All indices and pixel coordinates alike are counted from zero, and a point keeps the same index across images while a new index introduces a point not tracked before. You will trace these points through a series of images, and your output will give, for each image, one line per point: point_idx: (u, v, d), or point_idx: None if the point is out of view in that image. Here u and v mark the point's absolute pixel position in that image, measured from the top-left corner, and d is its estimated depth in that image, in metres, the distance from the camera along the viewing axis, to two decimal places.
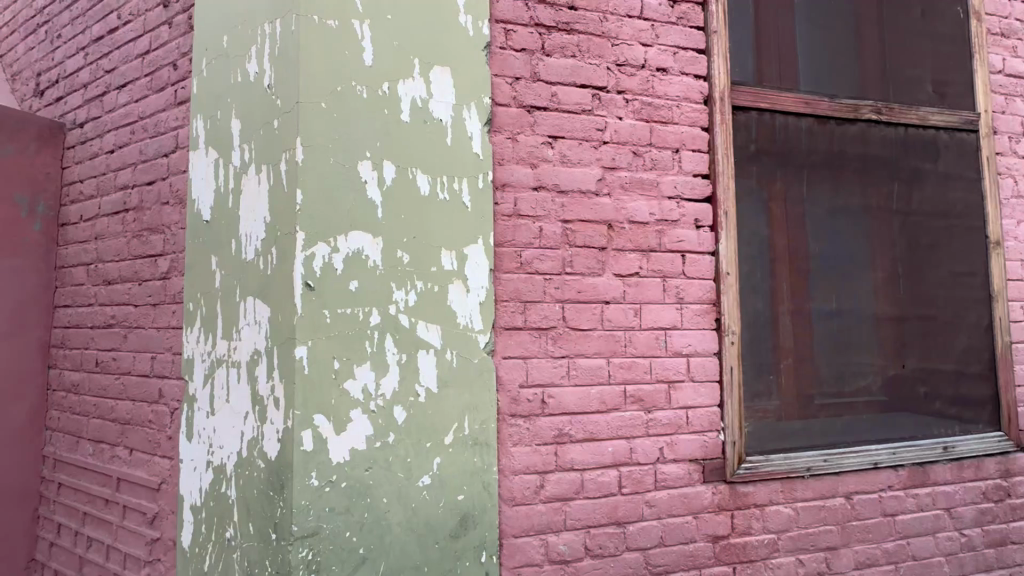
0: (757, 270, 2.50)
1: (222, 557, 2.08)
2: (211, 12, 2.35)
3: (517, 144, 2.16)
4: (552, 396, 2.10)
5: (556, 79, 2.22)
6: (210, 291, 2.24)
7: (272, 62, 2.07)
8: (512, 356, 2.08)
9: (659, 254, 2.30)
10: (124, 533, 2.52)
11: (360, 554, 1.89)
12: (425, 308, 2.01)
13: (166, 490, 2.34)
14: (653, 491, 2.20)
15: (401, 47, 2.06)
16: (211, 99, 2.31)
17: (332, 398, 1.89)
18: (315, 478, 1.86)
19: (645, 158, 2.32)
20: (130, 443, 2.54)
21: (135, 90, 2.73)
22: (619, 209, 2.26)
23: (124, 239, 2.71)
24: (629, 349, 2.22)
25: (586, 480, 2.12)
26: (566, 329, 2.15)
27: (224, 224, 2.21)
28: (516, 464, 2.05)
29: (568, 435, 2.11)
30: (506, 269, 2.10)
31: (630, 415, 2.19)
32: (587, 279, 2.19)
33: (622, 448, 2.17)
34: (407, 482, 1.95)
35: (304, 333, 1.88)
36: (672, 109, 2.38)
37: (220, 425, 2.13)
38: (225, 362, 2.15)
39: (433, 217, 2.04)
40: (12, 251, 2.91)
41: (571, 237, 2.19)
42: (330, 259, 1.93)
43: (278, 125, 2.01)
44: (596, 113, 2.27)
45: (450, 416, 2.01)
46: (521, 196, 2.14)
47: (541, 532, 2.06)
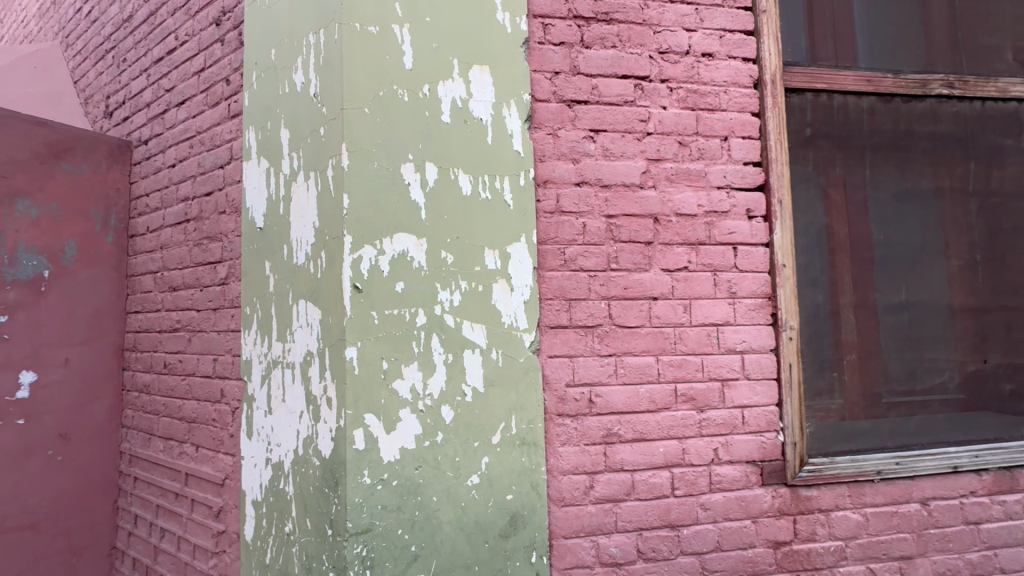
0: (816, 262, 2.36)
1: (282, 551, 2.16)
2: (261, 26, 2.45)
3: (558, 140, 2.13)
4: (599, 395, 2.06)
5: (596, 71, 2.17)
6: (265, 294, 2.33)
7: (318, 71, 2.13)
8: (558, 355, 2.05)
9: (709, 247, 2.21)
10: (192, 525, 2.67)
11: (412, 551, 1.92)
12: (470, 307, 2.02)
13: (230, 485, 2.46)
14: (708, 494, 2.12)
15: (440, 48, 2.07)
16: (262, 110, 2.40)
17: (381, 398, 1.93)
18: (367, 476, 1.90)
19: (692, 148, 2.23)
20: (196, 440, 2.69)
21: (193, 106, 2.89)
22: (666, 202, 2.19)
23: (186, 248, 2.87)
24: (679, 346, 2.14)
25: (637, 480, 2.06)
26: (613, 327, 2.10)
27: (277, 229, 2.29)
28: (565, 464, 2.03)
29: (618, 434, 2.06)
30: (550, 267, 2.07)
31: (682, 414, 2.12)
32: (633, 275, 2.13)
33: (674, 448, 2.10)
34: (456, 481, 1.97)
35: (354, 334, 1.92)
36: (720, 95, 2.28)
37: (278, 423, 2.22)
38: (281, 362, 2.23)
39: (475, 217, 2.04)
40: (90, 262, 3.14)
41: (615, 232, 2.14)
42: (376, 261, 1.96)
43: (324, 132, 2.07)
44: (639, 104, 2.21)
45: (497, 416, 2.01)
46: (564, 192, 2.11)
47: (592, 533, 2.02)
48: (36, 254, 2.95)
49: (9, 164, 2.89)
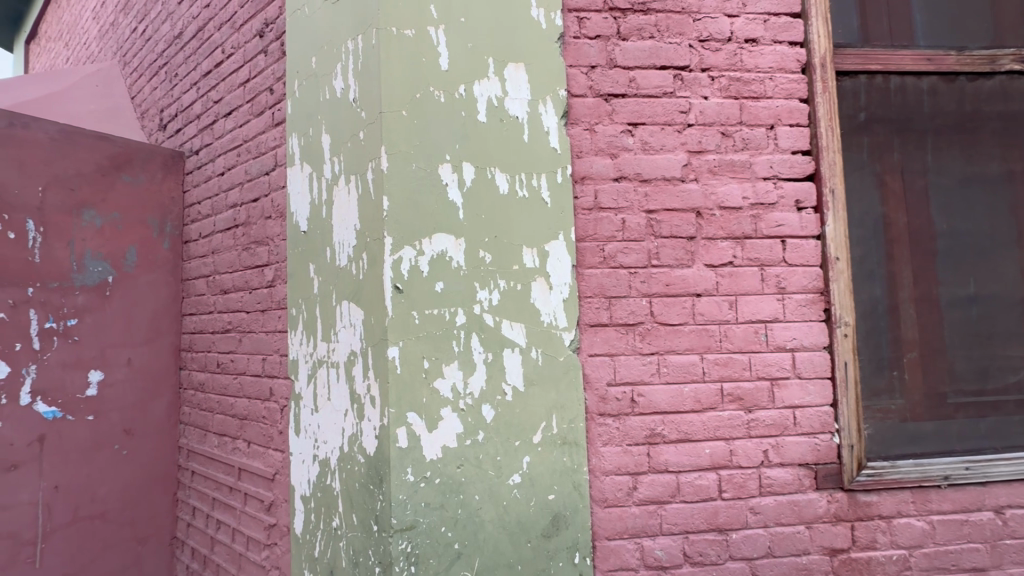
0: (872, 254, 2.23)
1: (331, 545, 2.22)
2: (301, 36, 2.52)
3: (596, 135, 2.09)
4: (642, 394, 2.02)
5: (633, 63, 2.13)
6: (310, 296, 2.40)
7: (356, 77, 2.17)
8: (598, 353, 2.02)
9: (755, 241, 2.12)
10: (246, 518, 2.78)
11: (456, 549, 1.93)
12: (508, 306, 2.01)
13: (280, 480, 2.55)
14: (758, 497, 2.04)
15: (475, 48, 2.07)
16: (304, 117, 2.47)
17: (423, 396, 1.95)
18: (410, 473, 1.92)
19: (735, 138, 2.15)
20: (248, 436, 2.81)
21: (240, 116, 3.00)
22: (709, 195, 2.12)
23: (235, 252, 2.99)
24: (724, 344, 2.07)
25: (682, 482, 2.01)
26: (655, 324, 2.05)
27: (321, 232, 2.35)
28: (607, 464, 1.99)
29: (661, 435, 2.01)
30: (589, 264, 2.04)
31: (729, 415, 2.05)
32: (675, 271, 2.08)
33: (721, 449, 2.03)
34: (498, 480, 1.97)
35: (395, 334, 1.95)
36: (765, 82, 2.18)
37: (324, 421, 2.28)
38: (326, 362, 2.29)
39: (513, 215, 2.04)
40: (148, 267, 3.32)
41: (656, 228, 2.09)
42: (416, 261, 1.98)
43: (364, 136, 2.11)
44: (679, 95, 2.14)
45: (538, 415, 2.00)
46: (602, 188, 2.07)
47: (636, 535, 1.98)
48: (101, 261, 3.15)
49: (75, 177, 3.09)
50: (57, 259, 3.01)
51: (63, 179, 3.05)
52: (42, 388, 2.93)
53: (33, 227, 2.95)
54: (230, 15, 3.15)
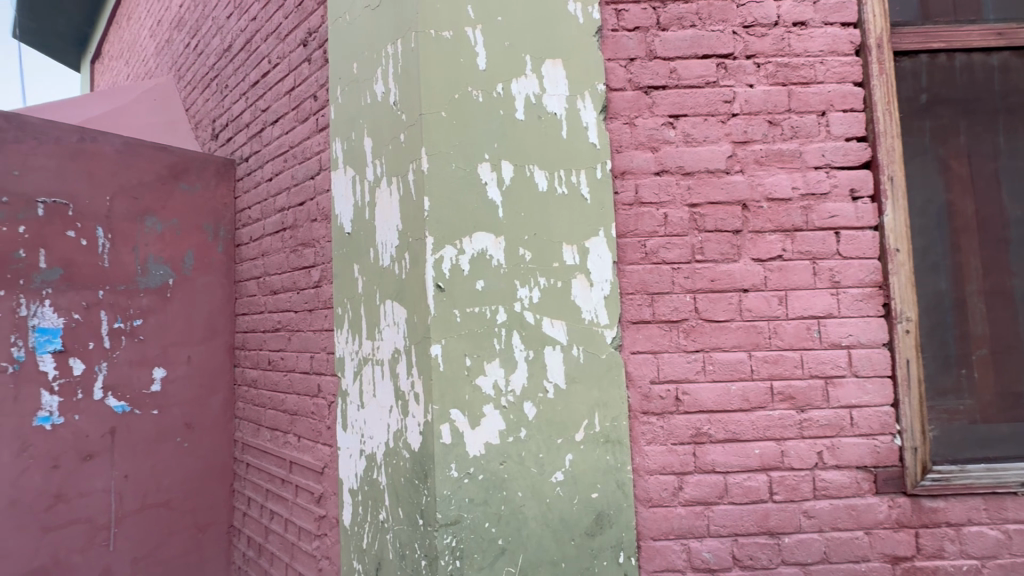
0: (935, 245, 2.10)
1: (378, 537, 2.28)
2: (343, 43, 2.59)
3: (636, 129, 2.06)
4: (687, 392, 1.98)
5: (674, 53, 2.08)
6: (355, 295, 2.48)
7: (397, 80, 2.21)
8: (641, 351, 1.99)
9: (806, 233, 2.03)
10: (297, 508, 2.90)
11: (499, 545, 1.95)
12: (549, 304, 2.01)
13: (329, 473, 2.64)
14: (813, 501, 1.96)
15: (513, 46, 2.07)
16: (347, 122, 2.55)
17: (465, 393, 1.97)
18: (454, 469, 1.95)
19: (783, 126, 2.07)
20: (298, 431, 2.92)
21: (286, 123, 3.13)
22: (755, 187, 2.04)
23: (284, 254, 3.11)
24: (774, 341, 1.99)
25: (730, 483, 1.95)
26: (700, 321, 2.00)
27: (364, 233, 2.42)
28: (651, 463, 1.96)
29: (708, 434, 1.96)
30: (630, 261, 2.02)
31: (780, 414, 1.97)
32: (721, 266, 2.02)
33: (772, 450, 1.96)
34: (541, 477, 1.97)
35: (438, 332, 1.98)
36: (815, 67, 2.08)
37: (370, 417, 2.34)
38: (371, 360, 2.35)
39: (552, 213, 2.03)
40: (205, 269, 3.52)
41: (700, 222, 2.03)
42: (457, 260, 2.01)
43: (404, 138, 2.15)
44: (723, 84, 2.08)
45: (580, 413, 1.99)
46: (643, 182, 2.04)
47: (683, 536, 1.94)
48: (162, 265, 3.34)
49: (138, 186, 3.29)
50: (124, 263, 3.21)
51: (127, 189, 3.25)
52: (112, 384, 3.13)
53: (102, 233, 3.14)
54: (275, 26, 3.28)
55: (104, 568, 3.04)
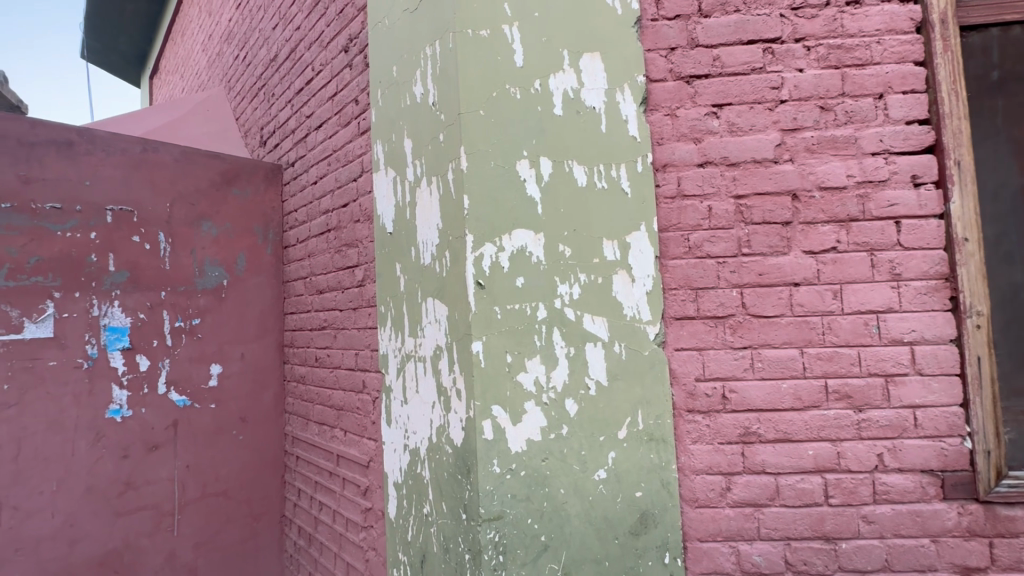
0: (1009, 233, 1.95)
1: (422, 530, 2.33)
2: (383, 47, 2.64)
3: (677, 120, 2.01)
4: (734, 390, 1.92)
5: (717, 40, 2.02)
6: (397, 294, 2.54)
7: (435, 81, 2.24)
8: (685, 347, 1.95)
9: (863, 223, 1.92)
10: (344, 500, 3.00)
11: (542, 542, 1.95)
12: (590, 300, 1.99)
13: (375, 467, 2.72)
14: (872, 505, 1.86)
15: (550, 41, 2.06)
16: (387, 124, 2.60)
17: (507, 390, 1.98)
18: (497, 465, 1.96)
19: (836, 111, 1.97)
20: (344, 425, 3.02)
21: (329, 128, 3.23)
22: (806, 175, 1.95)
23: (329, 255, 3.22)
24: (828, 337, 1.90)
25: (782, 485, 1.88)
26: (747, 317, 1.93)
27: (405, 233, 2.46)
28: (697, 463, 1.92)
29: (757, 433, 1.90)
30: (673, 255, 1.98)
31: (836, 414, 1.88)
32: (769, 260, 1.94)
33: (827, 451, 1.87)
34: (583, 475, 1.96)
35: (479, 329, 1.99)
36: (871, 47, 1.97)
37: (413, 412, 2.39)
38: (414, 356, 2.40)
39: (591, 208, 2.01)
40: (256, 271, 3.69)
41: (746, 214, 1.97)
42: (497, 258, 2.02)
43: (443, 138, 2.18)
44: (770, 70, 2.00)
45: (623, 411, 1.96)
46: (685, 174, 1.99)
47: (731, 538, 1.89)
48: (218, 267, 3.53)
49: (195, 193, 3.47)
50: (183, 266, 3.40)
51: (185, 196, 3.44)
52: (175, 379, 3.32)
53: (163, 238, 3.34)
54: (318, 34, 3.39)
55: (169, 552, 3.23)
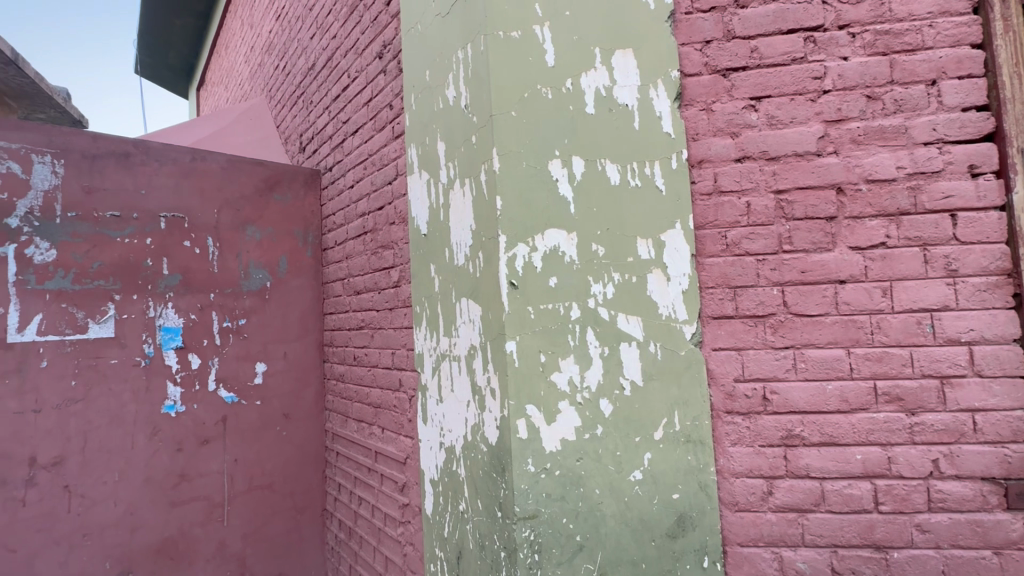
0: None
1: (458, 527, 2.36)
2: (416, 52, 2.70)
3: (713, 115, 1.97)
4: (775, 391, 1.86)
5: (755, 31, 1.96)
6: (431, 294, 2.58)
7: (467, 84, 2.27)
8: (724, 347, 1.91)
9: (914, 216, 1.83)
10: (382, 496, 3.08)
11: (578, 542, 1.95)
12: (624, 300, 1.97)
13: (411, 464, 2.78)
14: (927, 514, 1.76)
15: (581, 40, 2.05)
16: (421, 128, 2.65)
17: (541, 389, 1.98)
18: (532, 464, 1.97)
19: (884, 100, 1.88)
20: (382, 423, 3.10)
21: (364, 133, 3.32)
22: (852, 168, 1.87)
23: (366, 256, 3.31)
24: (877, 337, 1.82)
25: (827, 490, 1.81)
26: (789, 316, 1.87)
27: (439, 235, 2.51)
28: (737, 465, 1.87)
29: (801, 436, 1.84)
30: (710, 253, 1.94)
31: (886, 417, 1.79)
32: (812, 256, 1.88)
33: (876, 456, 1.79)
34: (618, 476, 1.94)
35: (513, 329, 2.00)
36: (923, 31, 1.87)
37: (448, 411, 2.43)
38: (448, 356, 2.44)
39: (624, 206, 1.99)
40: (297, 273, 3.84)
41: (787, 209, 1.90)
42: (529, 258, 2.02)
43: (476, 140, 2.20)
44: (811, 60, 1.93)
45: (659, 411, 1.93)
46: (722, 170, 1.95)
47: (774, 544, 1.83)
48: (262, 269, 3.68)
49: (240, 199, 3.63)
50: (230, 269, 3.56)
51: (231, 202, 3.60)
52: (223, 377, 3.48)
53: (212, 242, 3.51)
54: (353, 42, 3.48)
55: (220, 541, 3.39)
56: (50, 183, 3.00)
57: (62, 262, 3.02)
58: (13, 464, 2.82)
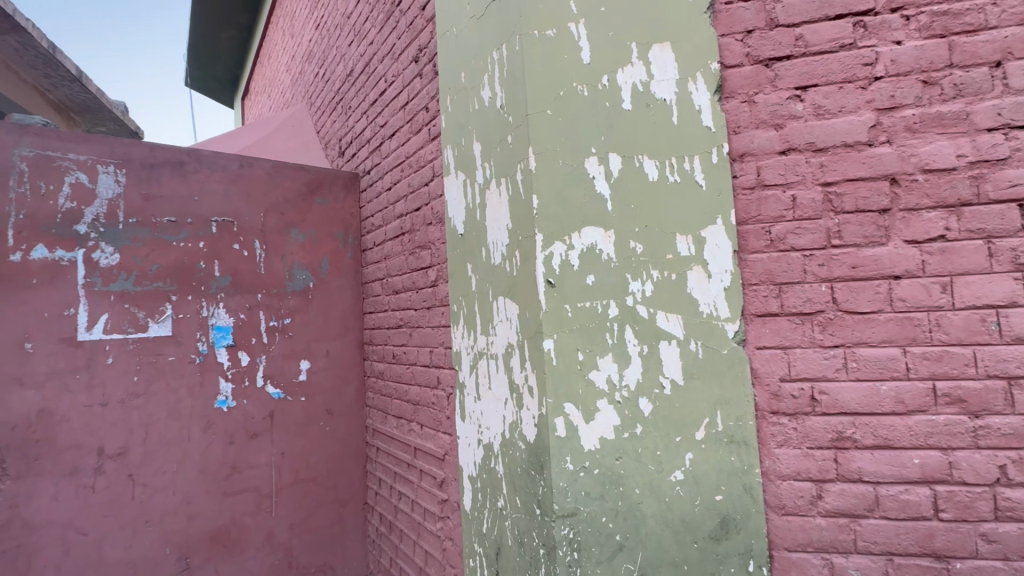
0: None
1: (497, 523, 2.39)
2: (452, 54, 2.74)
3: (756, 106, 1.92)
4: (824, 391, 1.80)
5: (800, 18, 1.90)
6: (469, 293, 2.62)
7: (503, 85, 2.29)
8: (768, 346, 1.86)
9: (977, 207, 1.72)
10: (422, 491, 3.14)
11: (617, 541, 1.93)
12: (664, 297, 1.94)
13: (450, 460, 2.82)
14: (994, 523, 1.66)
15: (617, 35, 2.03)
16: (457, 129, 2.69)
17: (579, 388, 1.98)
18: (570, 462, 1.97)
19: (942, 85, 1.78)
20: (421, 420, 3.16)
21: (401, 136, 3.39)
22: (907, 158, 1.78)
23: (403, 257, 3.38)
24: (936, 335, 1.73)
25: (882, 495, 1.74)
26: (839, 313, 1.80)
27: (476, 234, 2.54)
28: (783, 467, 1.82)
29: (852, 438, 1.76)
30: (753, 249, 1.89)
31: (947, 420, 1.70)
32: (864, 251, 1.80)
33: (936, 460, 1.70)
34: (659, 475, 1.91)
35: (550, 327, 2.01)
36: (985, 10, 1.75)
37: (486, 408, 2.46)
38: (486, 354, 2.47)
39: (663, 202, 1.96)
40: (338, 273, 3.98)
41: (836, 202, 1.83)
42: (566, 256, 2.02)
43: (511, 139, 2.22)
44: (861, 45, 1.85)
45: (700, 411, 1.90)
46: (765, 163, 1.90)
47: (823, 550, 1.77)
48: (305, 270, 3.83)
49: (284, 203, 3.79)
50: (276, 270, 3.71)
51: (276, 206, 3.75)
52: (271, 374, 3.64)
53: (259, 245, 3.67)
54: (390, 47, 3.56)
55: (269, 530, 3.55)
56: (113, 191, 3.21)
57: (125, 265, 3.22)
58: (83, 453, 3.03)
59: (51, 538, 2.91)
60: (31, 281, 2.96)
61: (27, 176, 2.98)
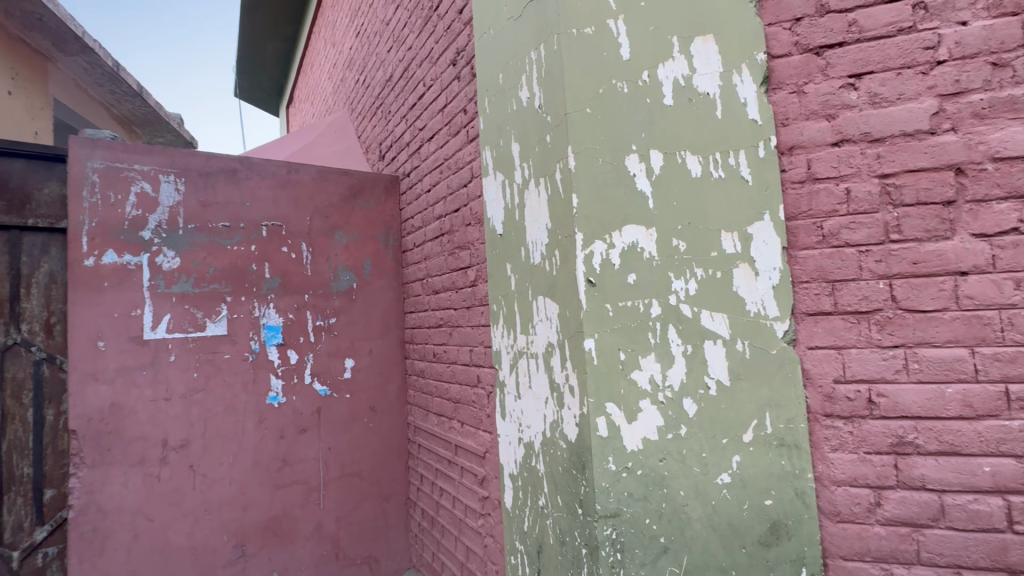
0: None
1: (538, 522, 2.40)
2: (490, 56, 2.76)
3: (806, 97, 1.85)
4: (883, 393, 1.71)
5: (853, 3, 1.82)
6: (508, 292, 2.64)
7: (541, 85, 2.30)
8: (821, 346, 1.79)
9: None
10: (463, 488, 3.19)
11: (662, 543, 1.91)
12: (708, 295, 1.90)
13: (491, 458, 2.85)
14: None
15: (657, 29, 2.00)
16: (495, 130, 2.71)
17: (621, 387, 1.96)
18: (612, 462, 1.95)
19: (1014, 67, 1.66)
20: (461, 417, 3.21)
21: (440, 139, 3.45)
22: (975, 145, 1.67)
23: (443, 257, 3.44)
24: (1009, 335, 1.61)
25: (948, 505, 1.64)
26: (899, 312, 1.71)
27: (515, 234, 2.56)
28: (838, 473, 1.74)
29: (914, 443, 1.67)
30: (803, 245, 1.82)
31: (1022, 426, 1.58)
32: (927, 246, 1.70)
33: (1010, 469, 1.59)
34: (704, 478, 1.88)
35: (591, 326, 2.00)
36: None
37: (527, 407, 2.47)
38: (526, 353, 2.48)
39: (707, 199, 1.92)
40: (380, 274, 4.10)
41: (895, 195, 1.74)
42: (607, 255, 2.01)
43: (550, 139, 2.22)
44: (922, 28, 1.74)
45: (748, 412, 1.85)
46: (817, 155, 1.83)
47: (883, 560, 1.69)
48: (349, 271, 3.96)
49: (329, 206, 3.93)
50: (322, 271, 3.86)
51: (322, 209, 3.90)
52: (318, 371, 3.78)
53: (306, 247, 3.82)
54: (428, 51, 3.63)
55: (318, 522, 3.69)
56: (173, 199, 3.41)
57: (185, 268, 3.42)
58: (150, 444, 3.25)
59: (122, 524, 3.13)
60: (103, 284, 3.19)
61: (98, 187, 3.22)
